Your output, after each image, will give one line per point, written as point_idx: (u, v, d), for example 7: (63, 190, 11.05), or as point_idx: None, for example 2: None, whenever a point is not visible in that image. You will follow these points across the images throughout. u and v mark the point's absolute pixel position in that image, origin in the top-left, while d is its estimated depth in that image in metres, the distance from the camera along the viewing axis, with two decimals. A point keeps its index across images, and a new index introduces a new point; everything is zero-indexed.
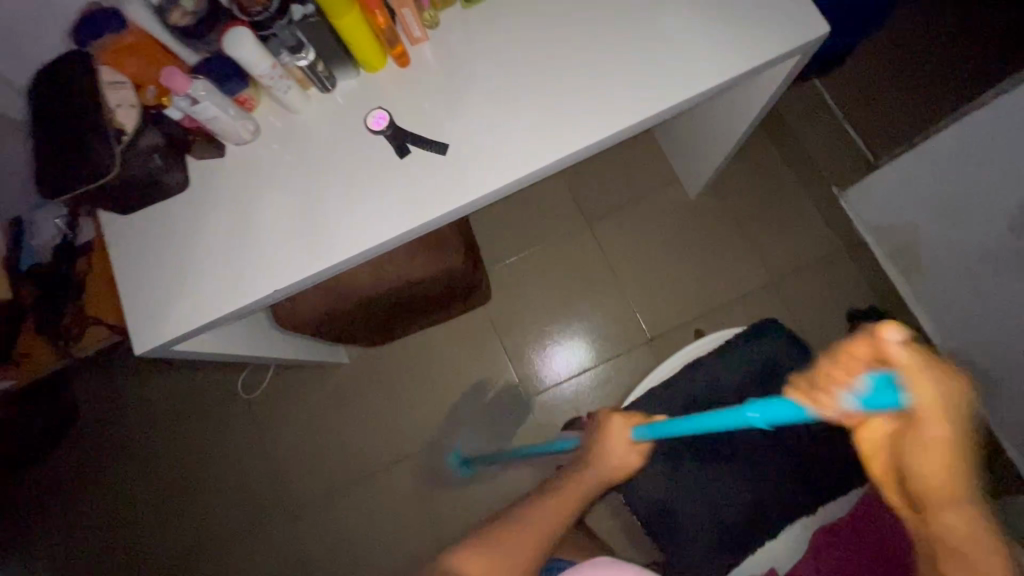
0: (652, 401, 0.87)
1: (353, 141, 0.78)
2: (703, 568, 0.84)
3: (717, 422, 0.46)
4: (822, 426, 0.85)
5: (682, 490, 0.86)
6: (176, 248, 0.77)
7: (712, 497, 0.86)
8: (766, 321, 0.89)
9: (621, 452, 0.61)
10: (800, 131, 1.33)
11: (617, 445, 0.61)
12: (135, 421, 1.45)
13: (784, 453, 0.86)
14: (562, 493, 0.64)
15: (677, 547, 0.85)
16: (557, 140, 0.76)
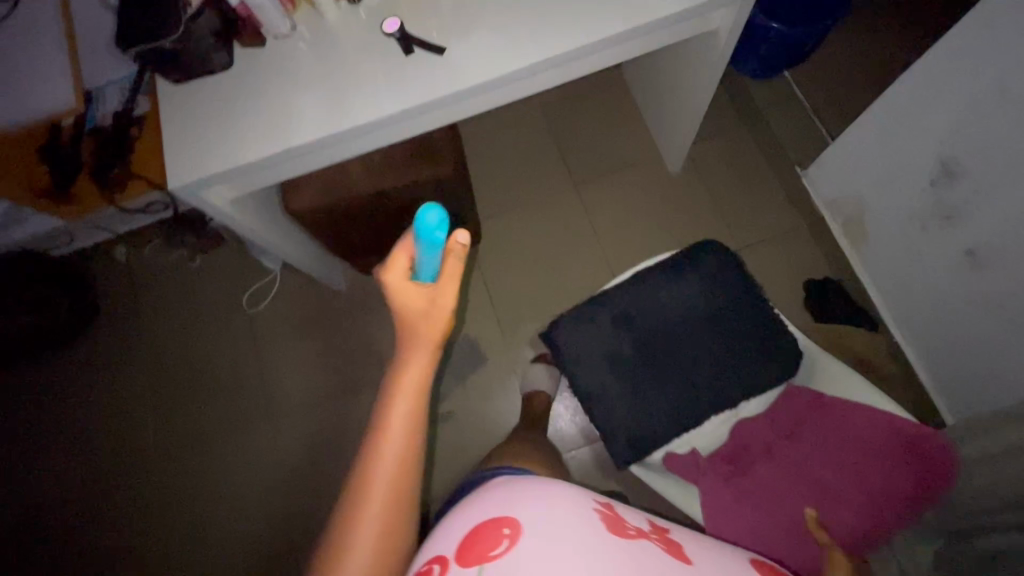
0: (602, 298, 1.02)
1: (368, 40, 0.95)
2: (634, 441, 0.95)
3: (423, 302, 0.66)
4: (748, 329, 0.98)
5: (621, 373, 0.98)
6: (215, 109, 0.93)
7: (648, 385, 0.97)
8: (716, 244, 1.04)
9: (422, 299, 0.64)
10: (770, 117, 1.51)
11: (414, 293, 0.65)
12: (151, 322, 1.61)
13: (721, 351, 0.97)
14: (398, 395, 0.62)
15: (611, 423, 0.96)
16: (538, 47, 0.93)
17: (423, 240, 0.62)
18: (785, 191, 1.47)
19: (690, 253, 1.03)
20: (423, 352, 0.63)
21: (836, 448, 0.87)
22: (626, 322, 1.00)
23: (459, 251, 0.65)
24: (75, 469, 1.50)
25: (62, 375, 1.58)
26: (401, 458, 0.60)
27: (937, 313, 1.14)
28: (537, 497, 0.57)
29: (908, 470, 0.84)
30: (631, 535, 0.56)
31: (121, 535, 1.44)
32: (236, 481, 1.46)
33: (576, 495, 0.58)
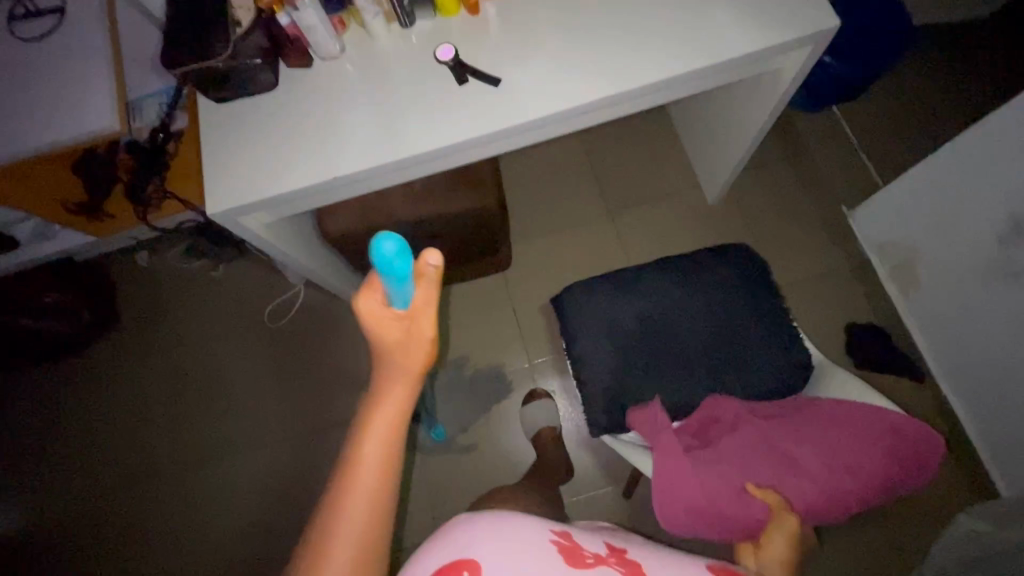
0: (617, 276, 1.03)
1: (420, 67, 0.91)
2: (618, 417, 0.95)
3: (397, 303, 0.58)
4: (763, 336, 0.97)
5: (622, 351, 0.98)
6: (258, 131, 0.90)
7: (644, 364, 0.97)
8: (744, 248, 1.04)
9: (398, 330, 0.57)
10: (817, 154, 1.46)
11: (385, 321, 0.58)
12: (168, 329, 1.58)
13: (724, 341, 0.98)
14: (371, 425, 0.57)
15: (602, 397, 0.96)
16: (598, 83, 0.88)
17: (384, 271, 0.54)
18: (828, 230, 1.42)
19: (716, 252, 1.04)
20: (400, 392, 0.58)
21: (808, 426, 0.80)
22: (636, 300, 1.01)
23: (432, 274, 0.58)
24: (81, 474, 1.47)
25: (76, 380, 1.55)
26: (371, 512, 0.55)
27: (995, 371, 1.09)
28: (495, 532, 0.55)
29: (887, 460, 0.76)
30: (587, 563, 0.56)
31: (122, 541, 1.41)
32: (239, 501, 1.41)
33: (526, 520, 0.58)
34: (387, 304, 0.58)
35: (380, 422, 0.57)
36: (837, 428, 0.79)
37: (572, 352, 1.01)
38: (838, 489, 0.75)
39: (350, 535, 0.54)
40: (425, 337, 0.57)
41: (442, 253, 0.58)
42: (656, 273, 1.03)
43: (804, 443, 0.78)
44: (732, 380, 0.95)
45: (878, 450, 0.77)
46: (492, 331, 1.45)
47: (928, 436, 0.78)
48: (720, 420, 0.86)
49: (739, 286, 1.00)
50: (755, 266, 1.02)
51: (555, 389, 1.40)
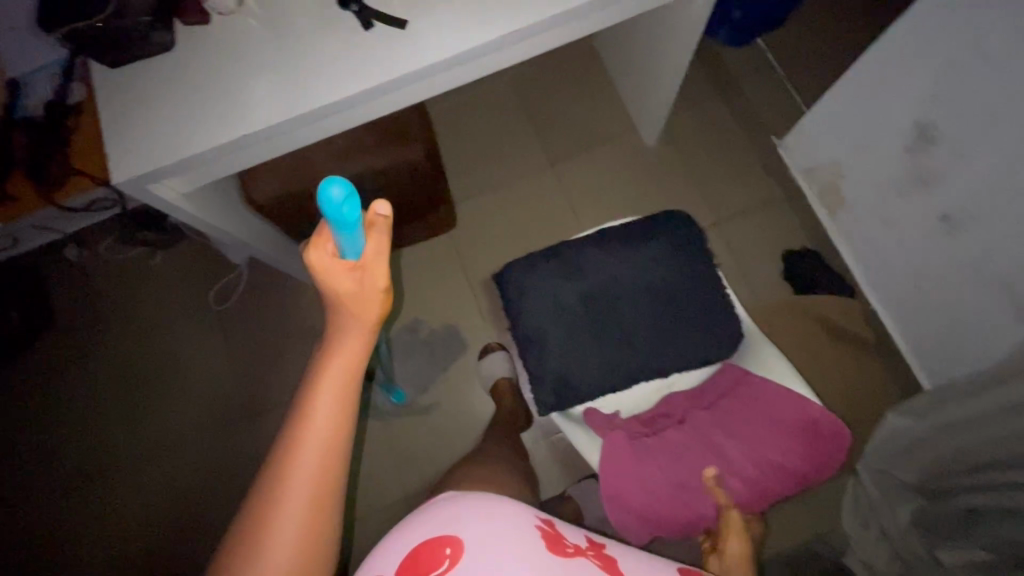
0: (552, 250, 1.03)
1: (323, 15, 0.88)
2: (558, 387, 0.98)
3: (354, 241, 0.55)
4: (697, 300, 0.99)
5: (561, 323, 1.00)
6: (158, 94, 0.86)
7: (587, 338, 0.99)
8: (680, 214, 1.05)
9: (351, 283, 0.56)
10: (745, 87, 1.48)
11: (339, 275, 0.56)
12: (104, 324, 1.52)
13: (664, 308, 0.99)
14: (324, 382, 0.55)
15: (546, 370, 0.99)
16: (507, 18, 0.87)
17: (331, 215, 0.52)
18: (761, 162, 1.46)
19: (656, 220, 1.03)
20: (352, 337, 0.57)
21: (766, 431, 0.89)
22: (578, 275, 1.01)
23: (381, 224, 0.57)
24: (27, 477, 1.43)
25: (14, 386, 1.49)
26: (326, 459, 0.54)
27: (914, 277, 1.16)
28: (483, 520, 0.58)
29: (812, 457, 0.88)
30: (568, 552, 0.60)
31: (76, 537, 1.39)
32: (200, 486, 1.40)
33: (519, 514, 0.61)
34: (338, 256, 0.56)
35: (331, 379, 0.56)
36: (757, 419, 0.90)
37: (518, 333, 1.02)
38: (773, 483, 0.87)
39: (304, 482, 0.53)
40: (378, 289, 0.56)
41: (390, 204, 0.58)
42: (594, 246, 1.02)
43: (742, 448, 0.89)
44: (673, 346, 0.98)
45: (800, 448, 0.88)
46: (443, 292, 1.46)
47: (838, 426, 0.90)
48: (665, 413, 0.98)
49: (675, 257, 1.01)
50: (690, 234, 1.03)
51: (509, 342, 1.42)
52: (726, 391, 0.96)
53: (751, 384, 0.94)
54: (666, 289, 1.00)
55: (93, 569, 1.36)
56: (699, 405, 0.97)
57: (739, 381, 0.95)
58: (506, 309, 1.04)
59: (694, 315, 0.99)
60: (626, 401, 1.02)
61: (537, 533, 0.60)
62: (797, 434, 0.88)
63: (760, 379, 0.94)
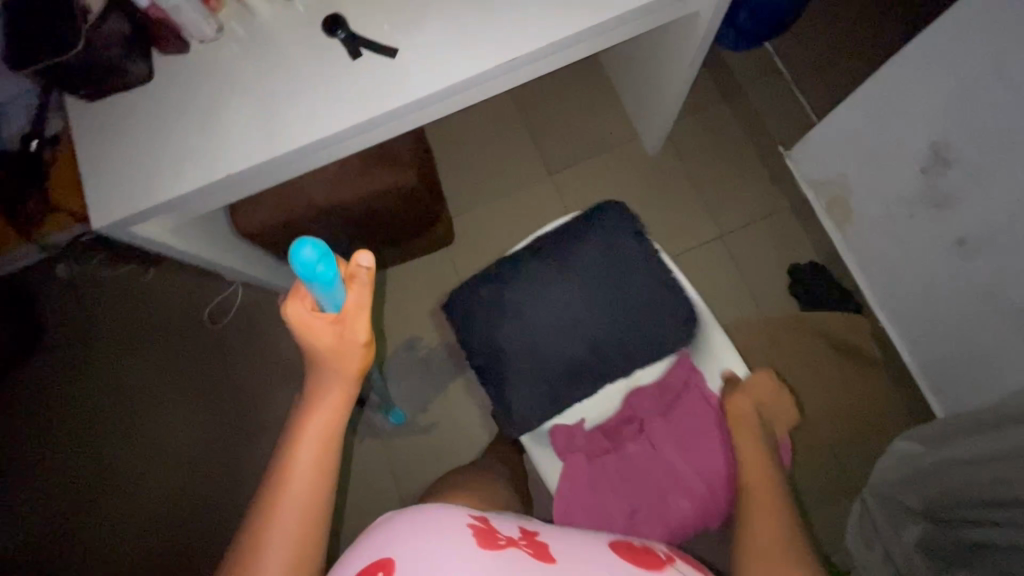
0: (495, 266, 1.00)
1: (309, 43, 0.83)
2: (528, 406, 0.95)
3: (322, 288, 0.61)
4: (643, 295, 0.97)
5: (514, 343, 0.96)
6: (137, 130, 0.81)
7: (551, 350, 0.96)
8: (614, 206, 1.02)
9: (331, 334, 0.65)
10: (751, 93, 1.43)
11: (321, 328, 0.64)
12: (96, 342, 1.50)
13: (614, 307, 0.96)
14: (310, 420, 0.64)
15: (511, 392, 0.96)
16: (502, 47, 0.82)
17: (305, 275, 0.59)
18: (766, 171, 1.41)
19: (592, 215, 1.01)
20: (336, 386, 0.66)
21: (712, 448, 0.91)
22: (527, 287, 0.97)
23: (362, 275, 0.63)
24: (22, 499, 1.41)
25: (7, 406, 1.48)
26: (309, 493, 0.60)
27: (926, 300, 1.12)
28: (412, 531, 0.57)
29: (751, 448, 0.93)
30: (500, 544, 0.60)
31: (69, 558, 1.36)
32: (191, 507, 1.37)
33: (445, 516, 0.60)
34: (320, 310, 0.64)
35: (319, 418, 0.64)
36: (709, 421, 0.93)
37: (480, 360, 0.99)
38: (718, 505, 0.89)
39: (287, 517, 0.58)
40: (359, 339, 0.65)
41: (373, 255, 0.63)
42: (534, 255, 0.99)
43: (689, 468, 0.90)
44: (639, 348, 0.97)
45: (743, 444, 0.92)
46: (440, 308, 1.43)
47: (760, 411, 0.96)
48: (623, 420, 0.97)
49: (615, 252, 0.98)
50: (625, 225, 1.00)
51: None
52: (680, 393, 0.96)
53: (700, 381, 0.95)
54: (612, 286, 0.97)
55: None
56: (656, 411, 0.96)
57: (688, 379, 0.96)
58: (461, 335, 1.01)
59: (660, 323, 0.96)
60: (587, 407, 0.99)
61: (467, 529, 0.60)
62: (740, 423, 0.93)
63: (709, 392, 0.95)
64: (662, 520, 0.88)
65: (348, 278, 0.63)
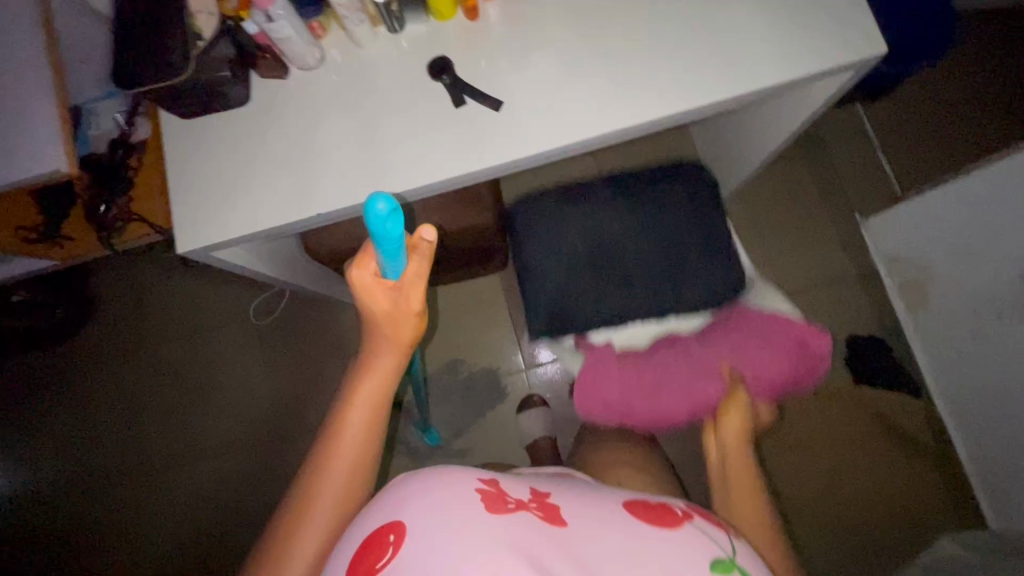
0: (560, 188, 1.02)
1: (413, 83, 0.80)
2: (551, 319, 0.96)
3: (388, 252, 0.55)
4: (705, 253, 0.96)
5: (562, 255, 0.97)
6: (228, 154, 0.80)
7: (587, 277, 0.96)
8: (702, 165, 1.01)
9: (387, 301, 0.61)
10: (833, 154, 1.38)
11: (379, 295, 0.60)
12: (141, 320, 1.51)
13: (672, 253, 0.96)
14: (360, 384, 0.61)
15: (539, 299, 0.97)
16: (611, 112, 0.78)
17: (373, 232, 0.53)
18: (839, 238, 1.36)
19: (676, 168, 1.01)
20: (386, 359, 0.63)
21: (749, 346, 0.94)
22: (594, 210, 0.98)
23: (425, 248, 0.58)
24: (60, 467, 1.44)
25: (56, 383, 1.49)
26: (353, 468, 0.59)
27: (1003, 404, 1.08)
28: (422, 491, 0.49)
29: (788, 367, 0.95)
30: (508, 507, 0.49)
31: (118, 535, 1.39)
32: (223, 493, 1.39)
33: (451, 476, 0.50)
34: (382, 277, 0.60)
35: (368, 390, 0.61)
36: (752, 343, 0.94)
37: (520, 262, 0.99)
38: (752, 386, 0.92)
39: (333, 489, 0.57)
40: (411, 309, 0.60)
41: (436, 228, 0.58)
42: (609, 185, 1.00)
43: (721, 360, 0.93)
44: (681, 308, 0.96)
45: (781, 364, 0.94)
46: (486, 333, 1.43)
47: (822, 352, 0.98)
48: (664, 339, 0.99)
49: (692, 209, 0.98)
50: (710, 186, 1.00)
51: (550, 396, 1.39)
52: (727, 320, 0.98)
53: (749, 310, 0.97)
54: (679, 238, 0.97)
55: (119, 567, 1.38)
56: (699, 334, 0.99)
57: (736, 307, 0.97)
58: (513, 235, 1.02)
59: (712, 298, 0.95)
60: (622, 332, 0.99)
61: (474, 492, 0.49)
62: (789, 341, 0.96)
63: (753, 309, 0.98)
64: (684, 399, 0.93)
65: (413, 248, 0.58)
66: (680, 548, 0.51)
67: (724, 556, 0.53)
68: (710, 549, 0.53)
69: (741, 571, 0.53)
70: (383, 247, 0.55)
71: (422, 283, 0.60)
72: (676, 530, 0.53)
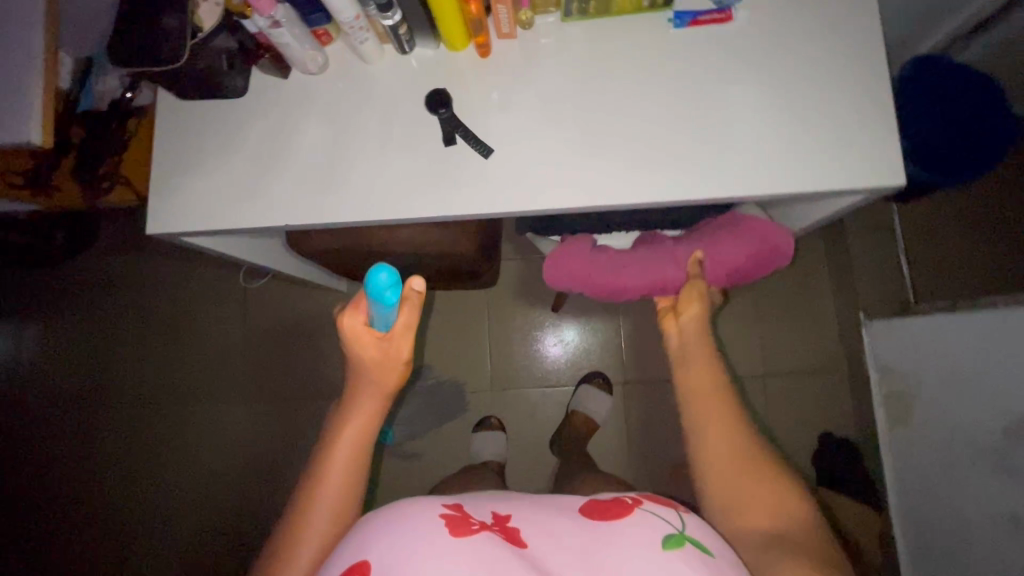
0: None
1: (409, 110, 0.78)
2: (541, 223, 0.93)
3: (386, 309, 0.57)
4: None
5: None
6: (214, 143, 0.79)
7: None
8: None
9: (376, 350, 0.61)
10: (853, 246, 1.31)
11: (367, 344, 0.61)
12: (140, 261, 1.54)
13: None
14: (346, 426, 0.61)
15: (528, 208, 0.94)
16: (601, 184, 0.74)
17: (374, 295, 0.55)
18: None
19: None
20: (361, 419, 0.61)
21: (721, 236, 0.82)
22: None
23: (416, 300, 0.60)
24: (52, 392, 1.51)
25: (63, 328, 1.53)
26: (336, 515, 0.57)
27: (955, 550, 1.02)
28: (386, 532, 0.47)
29: (750, 256, 0.81)
30: (471, 531, 0.48)
31: (134, 501, 1.44)
32: (201, 447, 1.45)
33: (417, 504, 0.50)
34: (371, 326, 0.61)
35: (352, 432, 0.61)
36: (727, 237, 0.82)
37: None
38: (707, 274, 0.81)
39: (318, 533, 0.56)
40: (400, 359, 0.61)
41: (426, 279, 0.60)
42: None
43: (689, 247, 0.82)
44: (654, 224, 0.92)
45: (748, 254, 0.81)
46: (460, 346, 1.43)
47: (788, 250, 0.84)
48: (648, 235, 0.89)
49: None
50: None
51: (508, 421, 1.39)
52: (719, 223, 0.86)
53: (742, 212, 0.86)
54: None
55: (97, 497, 1.46)
56: (685, 234, 0.88)
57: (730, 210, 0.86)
58: None
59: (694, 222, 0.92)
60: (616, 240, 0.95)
61: (437, 518, 0.49)
62: (769, 241, 0.83)
63: (743, 213, 0.86)
64: (643, 276, 0.81)
65: (410, 299, 0.60)
66: (628, 537, 0.50)
67: (676, 530, 0.52)
68: (659, 527, 0.52)
69: (696, 543, 0.51)
70: (383, 306, 0.56)
71: (411, 334, 0.62)
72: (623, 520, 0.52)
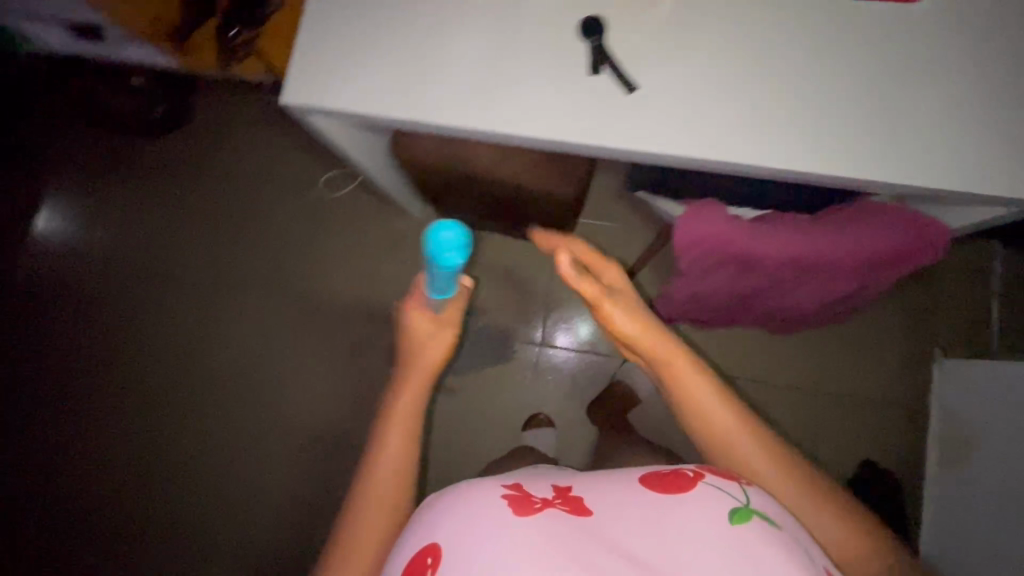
0: None
1: (558, 28, 0.74)
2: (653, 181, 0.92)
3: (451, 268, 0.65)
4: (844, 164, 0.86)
5: None
6: (354, 23, 0.76)
7: None
8: None
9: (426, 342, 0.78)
10: (941, 283, 1.29)
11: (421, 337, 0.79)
12: (224, 151, 1.58)
13: None
14: (397, 411, 0.68)
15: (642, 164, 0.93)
16: (746, 144, 0.70)
17: (437, 256, 0.64)
18: (904, 365, 1.28)
19: None
20: (410, 400, 0.69)
21: (872, 230, 0.81)
22: None
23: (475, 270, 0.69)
24: (113, 262, 1.56)
25: (138, 201, 1.59)
26: (394, 483, 0.63)
27: None
28: (454, 509, 0.51)
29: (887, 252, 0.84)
30: (535, 508, 0.51)
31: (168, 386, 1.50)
32: (244, 343, 1.49)
33: (479, 486, 0.54)
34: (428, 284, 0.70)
35: (402, 415, 0.68)
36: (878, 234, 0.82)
37: None
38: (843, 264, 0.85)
39: (378, 500, 0.61)
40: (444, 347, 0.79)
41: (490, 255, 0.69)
42: None
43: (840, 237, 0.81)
44: (767, 202, 0.88)
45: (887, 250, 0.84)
46: (518, 297, 1.43)
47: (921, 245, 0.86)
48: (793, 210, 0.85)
49: None
50: None
51: (549, 379, 1.40)
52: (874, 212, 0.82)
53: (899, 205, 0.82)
54: None
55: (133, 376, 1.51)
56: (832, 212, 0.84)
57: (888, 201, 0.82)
58: None
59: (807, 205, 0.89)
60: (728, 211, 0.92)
61: (500, 499, 0.52)
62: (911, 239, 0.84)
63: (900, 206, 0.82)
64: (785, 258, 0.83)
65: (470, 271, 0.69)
66: (692, 507, 0.51)
67: (741, 504, 0.52)
68: (726, 500, 0.52)
69: (761, 514, 0.52)
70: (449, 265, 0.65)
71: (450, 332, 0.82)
72: (687, 493, 0.53)
